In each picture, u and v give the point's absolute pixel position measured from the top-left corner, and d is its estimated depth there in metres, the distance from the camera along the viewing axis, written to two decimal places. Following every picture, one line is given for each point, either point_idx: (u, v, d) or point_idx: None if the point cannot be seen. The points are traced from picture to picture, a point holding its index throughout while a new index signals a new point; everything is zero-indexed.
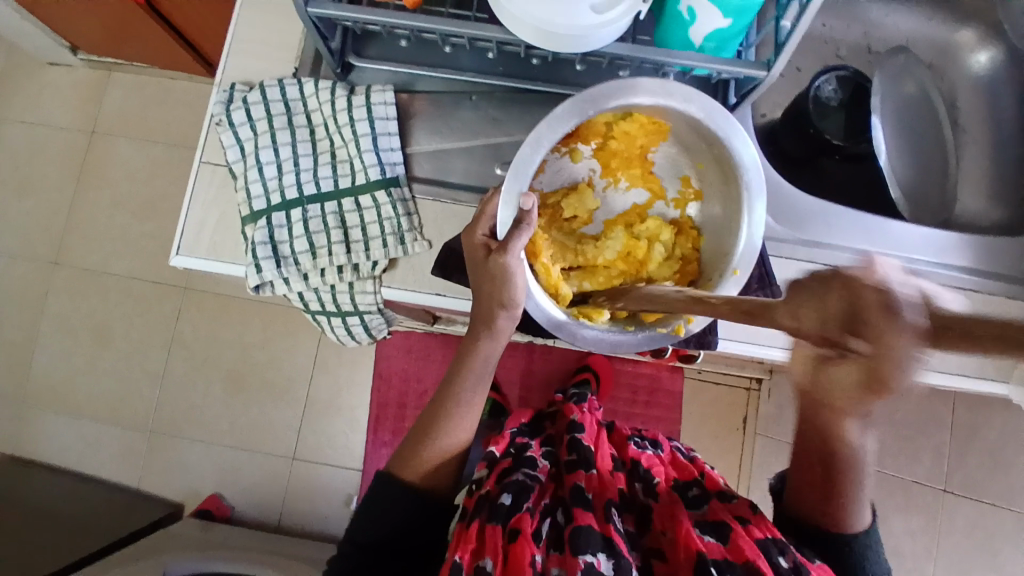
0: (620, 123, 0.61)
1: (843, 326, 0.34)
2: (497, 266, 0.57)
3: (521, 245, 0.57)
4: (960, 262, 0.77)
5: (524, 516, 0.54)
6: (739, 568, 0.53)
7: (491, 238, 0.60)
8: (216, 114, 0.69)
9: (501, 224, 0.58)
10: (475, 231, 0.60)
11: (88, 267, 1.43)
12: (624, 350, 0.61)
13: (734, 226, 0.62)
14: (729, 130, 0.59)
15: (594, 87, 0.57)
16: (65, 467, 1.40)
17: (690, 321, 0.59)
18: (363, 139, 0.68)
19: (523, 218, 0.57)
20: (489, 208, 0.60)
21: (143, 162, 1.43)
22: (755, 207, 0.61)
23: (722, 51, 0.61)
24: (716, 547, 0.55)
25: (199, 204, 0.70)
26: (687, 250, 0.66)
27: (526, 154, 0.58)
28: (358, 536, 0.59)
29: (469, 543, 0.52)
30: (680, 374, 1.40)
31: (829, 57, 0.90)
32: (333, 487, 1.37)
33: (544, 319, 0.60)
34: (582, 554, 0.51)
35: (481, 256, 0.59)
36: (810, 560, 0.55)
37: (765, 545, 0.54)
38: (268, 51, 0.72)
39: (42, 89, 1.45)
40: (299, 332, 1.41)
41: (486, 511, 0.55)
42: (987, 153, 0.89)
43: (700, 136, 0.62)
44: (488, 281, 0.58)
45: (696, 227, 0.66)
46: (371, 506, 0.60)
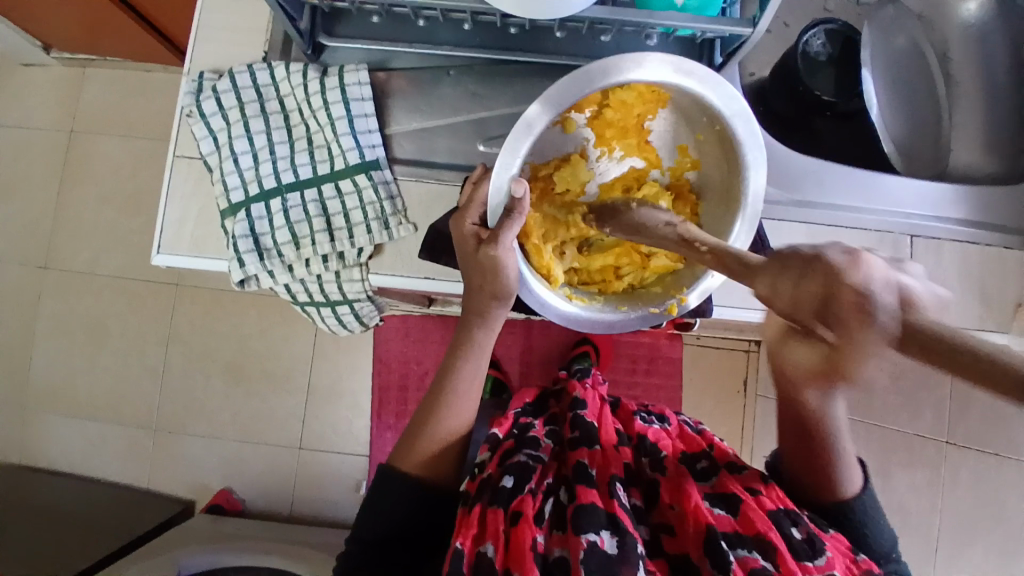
0: (617, 93, 0.57)
1: (811, 312, 0.39)
2: (488, 258, 0.56)
3: (512, 237, 0.56)
4: (955, 215, 0.76)
5: (525, 498, 0.54)
6: (749, 541, 0.54)
7: (482, 225, 0.58)
8: (186, 105, 0.67)
9: (491, 213, 0.56)
10: (465, 219, 0.58)
11: (77, 269, 1.41)
12: (620, 330, 0.61)
13: (733, 202, 0.60)
14: (733, 107, 0.56)
15: (596, 63, 0.53)
16: (72, 468, 1.40)
17: (683, 300, 0.59)
18: (339, 122, 0.66)
19: (513, 207, 0.55)
20: (478, 196, 0.58)
21: (123, 158, 1.40)
22: (755, 186, 0.58)
23: (707, 9, 0.59)
24: (725, 520, 0.56)
25: (176, 199, 0.68)
26: (687, 215, 0.64)
27: (516, 137, 0.54)
28: (363, 533, 0.59)
29: (471, 528, 0.52)
30: (680, 342, 1.39)
31: (817, 10, 0.87)
32: (340, 474, 1.37)
33: (537, 304, 0.59)
34: (584, 533, 0.51)
35: (471, 247, 0.58)
36: (823, 530, 0.57)
37: (776, 517, 0.55)
38: (236, 35, 0.69)
39: (14, 89, 1.41)
40: (295, 322, 1.40)
41: (487, 495, 0.55)
42: (981, 102, 0.87)
43: (702, 111, 0.59)
44: (480, 274, 0.58)
45: (694, 191, 0.65)
46: (373, 498, 0.60)
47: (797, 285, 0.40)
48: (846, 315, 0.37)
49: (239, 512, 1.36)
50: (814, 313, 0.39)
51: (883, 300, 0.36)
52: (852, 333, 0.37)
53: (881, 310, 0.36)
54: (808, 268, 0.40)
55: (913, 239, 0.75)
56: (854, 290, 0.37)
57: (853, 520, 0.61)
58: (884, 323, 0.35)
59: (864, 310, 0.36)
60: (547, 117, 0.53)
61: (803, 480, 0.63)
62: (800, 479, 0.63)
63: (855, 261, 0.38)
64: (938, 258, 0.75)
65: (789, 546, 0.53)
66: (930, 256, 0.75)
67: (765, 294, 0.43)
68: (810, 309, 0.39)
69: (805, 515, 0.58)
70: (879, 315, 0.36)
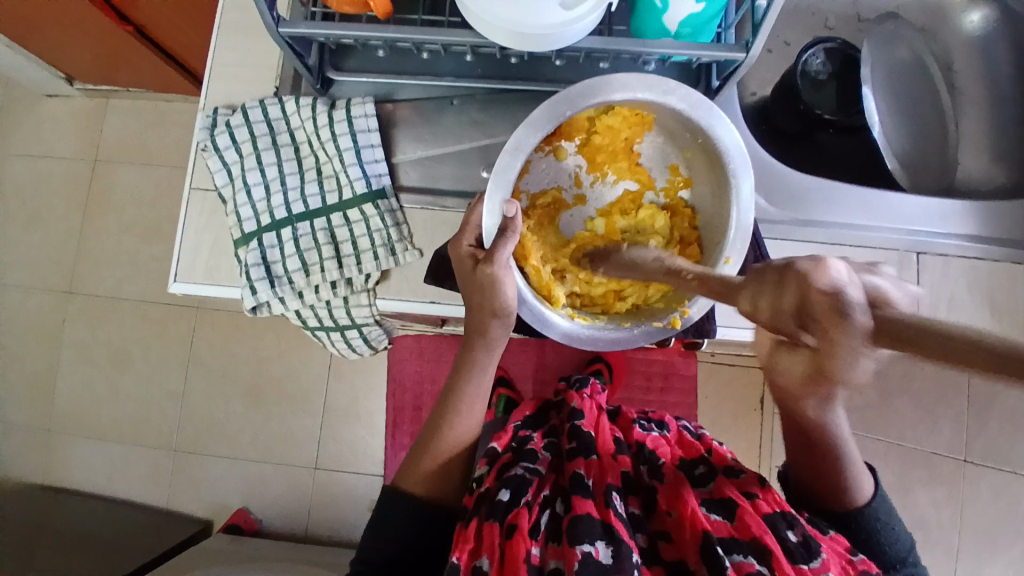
0: (603, 118, 0.61)
1: (790, 320, 0.34)
2: (485, 277, 0.57)
3: (507, 255, 0.57)
4: (962, 231, 0.75)
5: (521, 510, 0.54)
6: (745, 545, 0.54)
7: (478, 247, 0.60)
8: (201, 140, 0.70)
9: (488, 233, 0.58)
10: (461, 241, 0.60)
11: (101, 293, 1.45)
12: (625, 346, 0.62)
13: (725, 210, 0.61)
14: (713, 119, 0.58)
15: (576, 86, 0.57)
16: (97, 489, 1.43)
17: (685, 313, 0.60)
18: (347, 153, 0.68)
19: (507, 226, 0.57)
20: (474, 219, 0.61)
21: (145, 186, 1.45)
22: (744, 192, 0.59)
23: (699, 35, 0.60)
24: (722, 525, 0.56)
25: (192, 230, 0.71)
26: (686, 231, 0.65)
27: (506, 161, 0.58)
28: (371, 554, 0.60)
29: (467, 543, 0.54)
30: (694, 360, 1.38)
31: (818, 27, 0.88)
32: (356, 493, 1.38)
33: (535, 320, 0.60)
34: (579, 544, 0.51)
35: (469, 267, 0.59)
36: (822, 532, 0.57)
37: (773, 520, 0.55)
38: (247, 71, 0.72)
39: (41, 122, 1.47)
40: (311, 343, 1.43)
41: (484, 509, 0.56)
42: (987, 113, 0.87)
43: (685, 127, 0.61)
44: (477, 292, 0.58)
45: (690, 207, 0.66)
46: (380, 522, 0.61)
47: (769, 300, 0.35)
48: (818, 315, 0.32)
49: (256, 532, 1.38)
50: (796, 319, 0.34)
51: (855, 298, 0.31)
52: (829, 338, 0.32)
53: (857, 307, 0.31)
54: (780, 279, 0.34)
55: (920, 254, 0.74)
56: (822, 292, 0.32)
57: (867, 535, 0.60)
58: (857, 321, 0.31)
59: (840, 312, 0.31)
60: (535, 138, 0.57)
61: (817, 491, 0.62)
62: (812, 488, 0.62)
63: (820, 264, 0.33)
64: (946, 275, 0.74)
65: (784, 547, 0.53)
66: (939, 272, 0.74)
67: (748, 311, 0.37)
68: (786, 322, 0.34)
69: (803, 517, 0.57)
70: (857, 313, 0.31)
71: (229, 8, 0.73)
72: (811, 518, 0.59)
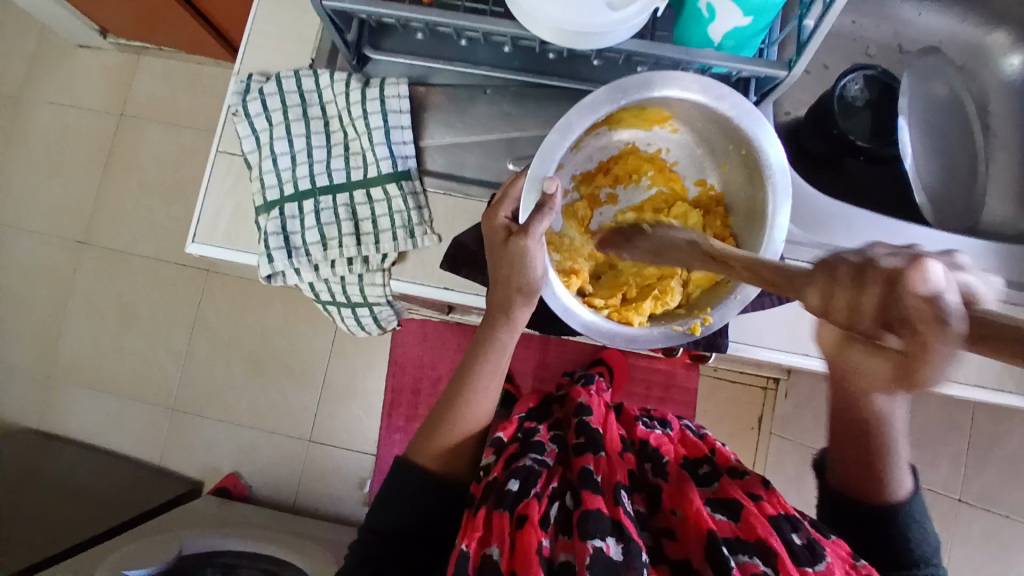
0: (630, 111, 0.63)
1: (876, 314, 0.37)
2: (517, 249, 0.58)
3: (541, 231, 0.58)
4: (982, 272, 0.74)
5: (532, 502, 0.54)
6: (750, 546, 0.54)
7: (513, 221, 0.61)
8: (233, 105, 0.70)
9: (524, 208, 0.58)
10: (498, 211, 0.61)
11: (114, 247, 1.46)
12: (642, 346, 0.60)
13: (760, 208, 0.62)
14: (758, 129, 0.59)
15: (633, 77, 0.58)
16: (93, 441, 1.44)
17: (706, 321, 0.60)
18: (376, 132, 0.68)
19: (545, 203, 0.57)
20: (514, 190, 0.61)
21: (169, 145, 1.46)
22: (780, 182, 0.60)
23: (742, 48, 0.59)
24: (727, 526, 0.56)
25: (216, 191, 0.71)
26: (718, 229, 0.66)
27: (553, 139, 0.59)
28: (379, 525, 0.60)
29: (477, 531, 0.53)
30: (696, 373, 1.37)
31: (857, 54, 0.88)
32: (347, 470, 1.39)
33: (559, 309, 0.59)
34: (590, 539, 0.51)
35: (501, 239, 0.60)
36: (824, 535, 0.57)
37: (777, 522, 0.56)
38: (286, 40, 0.72)
39: (71, 71, 1.48)
40: (317, 317, 1.43)
41: (493, 499, 0.56)
42: (1016, 157, 0.86)
43: (728, 136, 0.62)
44: (507, 265, 0.59)
45: (723, 206, 0.67)
46: (391, 493, 0.61)
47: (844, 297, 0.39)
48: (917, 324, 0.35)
49: (246, 498, 1.39)
50: (876, 319, 0.37)
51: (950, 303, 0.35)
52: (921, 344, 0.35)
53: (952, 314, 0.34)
54: (858, 275, 0.39)
55: None
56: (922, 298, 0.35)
57: (902, 535, 0.60)
58: (953, 324, 0.34)
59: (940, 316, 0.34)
60: (585, 122, 0.58)
61: (851, 479, 0.63)
62: (843, 475, 0.63)
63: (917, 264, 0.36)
64: None
65: (789, 550, 0.53)
66: None
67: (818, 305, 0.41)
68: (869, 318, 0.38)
69: (806, 521, 0.58)
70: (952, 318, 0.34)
71: None
72: (813, 522, 0.60)
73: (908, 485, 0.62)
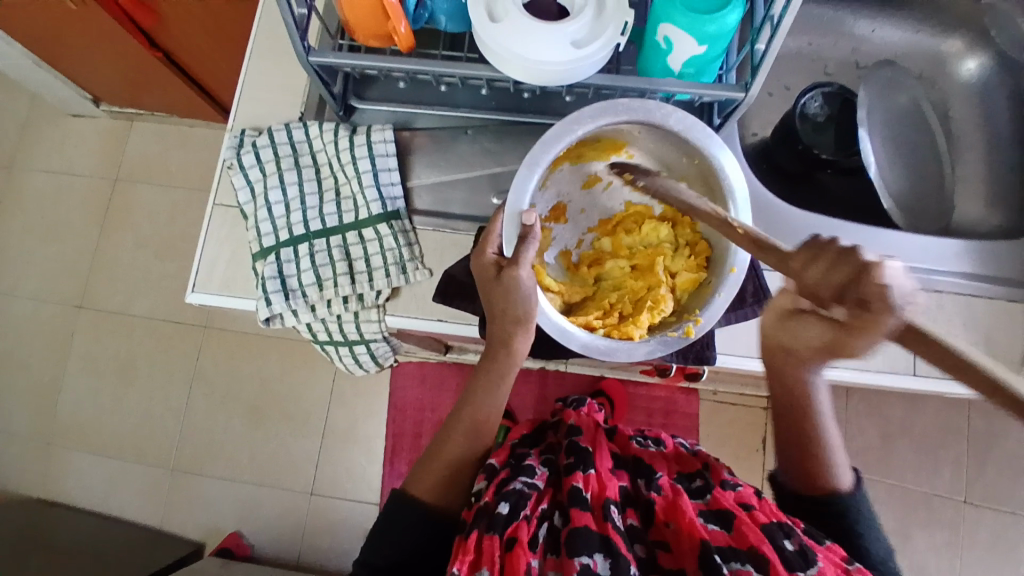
0: (588, 145, 0.68)
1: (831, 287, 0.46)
2: (511, 280, 0.60)
3: (530, 258, 0.61)
4: (957, 269, 0.77)
5: (521, 524, 0.54)
6: (743, 554, 0.54)
7: (501, 256, 0.64)
8: (228, 158, 0.74)
9: (507, 241, 0.62)
10: (485, 249, 0.63)
11: (111, 309, 1.48)
12: (649, 356, 0.62)
13: (726, 210, 0.65)
14: (708, 139, 0.63)
15: (585, 109, 0.62)
16: (91, 505, 1.42)
17: (698, 322, 0.63)
18: (365, 175, 0.71)
19: (527, 234, 0.61)
20: (495, 229, 0.64)
21: (163, 206, 1.50)
22: (737, 181, 0.63)
23: (702, 74, 0.63)
24: (720, 535, 0.56)
25: (213, 241, 0.74)
26: (690, 237, 0.69)
27: (523, 175, 0.62)
28: (373, 558, 0.60)
29: (468, 554, 0.53)
30: (696, 397, 1.38)
31: (817, 73, 0.93)
32: (351, 520, 1.37)
33: (554, 329, 0.61)
34: (578, 556, 0.52)
35: (493, 275, 0.62)
36: (818, 543, 0.56)
37: (770, 530, 0.55)
38: (276, 95, 0.76)
39: (67, 142, 1.53)
40: (315, 364, 1.45)
41: (484, 522, 0.55)
42: (982, 158, 0.91)
43: (681, 149, 0.66)
44: (501, 298, 0.61)
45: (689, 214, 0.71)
46: (386, 526, 0.61)
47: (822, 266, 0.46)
48: (870, 297, 0.43)
49: (248, 556, 1.36)
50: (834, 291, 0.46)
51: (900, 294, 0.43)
52: (872, 317, 0.44)
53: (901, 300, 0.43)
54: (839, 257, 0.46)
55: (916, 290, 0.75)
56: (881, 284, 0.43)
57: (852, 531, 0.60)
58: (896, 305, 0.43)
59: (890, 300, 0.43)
60: (548, 155, 0.61)
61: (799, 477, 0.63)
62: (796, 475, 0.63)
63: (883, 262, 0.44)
64: (941, 312, 0.75)
65: (782, 557, 0.53)
66: (933, 309, 0.75)
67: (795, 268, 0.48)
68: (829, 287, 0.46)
69: (801, 529, 0.58)
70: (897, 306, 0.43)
71: (262, 36, 0.78)
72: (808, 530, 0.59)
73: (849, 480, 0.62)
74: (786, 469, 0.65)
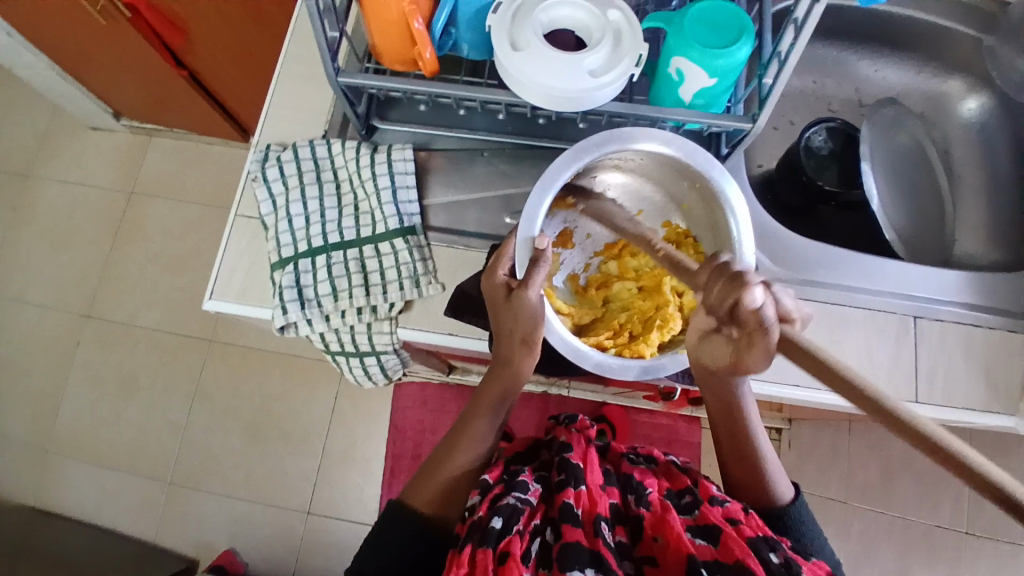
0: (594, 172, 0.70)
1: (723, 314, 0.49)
2: (521, 301, 0.62)
3: (541, 280, 0.62)
4: (957, 299, 0.79)
5: (514, 538, 0.55)
6: (729, 566, 0.55)
7: (511, 277, 0.65)
8: (252, 171, 0.76)
9: (519, 264, 0.63)
10: (496, 271, 0.65)
11: (118, 320, 1.50)
12: (659, 373, 0.62)
13: (725, 233, 0.67)
14: (710, 166, 0.65)
15: (592, 137, 0.64)
16: (85, 517, 1.41)
17: None
18: (384, 192, 0.74)
19: (538, 257, 0.62)
20: (508, 251, 0.65)
21: (176, 221, 1.53)
22: (734, 203, 0.65)
23: (713, 105, 0.66)
24: (706, 549, 0.57)
25: (232, 251, 0.76)
26: (692, 257, 0.72)
27: (534, 203, 0.63)
28: (367, 569, 0.60)
29: (461, 567, 0.54)
30: (698, 425, 1.37)
31: (821, 110, 0.97)
32: (346, 542, 1.36)
33: (568, 349, 0.61)
34: (570, 571, 0.53)
35: (503, 296, 0.64)
36: (803, 557, 0.57)
37: (755, 543, 0.56)
38: (300, 113, 0.80)
39: (86, 156, 1.57)
40: (318, 382, 1.46)
41: (478, 537, 0.56)
42: (982, 193, 0.94)
43: (682, 174, 0.68)
44: (513, 316, 0.63)
45: (692, 237, 0.73)
46: (381, 540, 0.61)
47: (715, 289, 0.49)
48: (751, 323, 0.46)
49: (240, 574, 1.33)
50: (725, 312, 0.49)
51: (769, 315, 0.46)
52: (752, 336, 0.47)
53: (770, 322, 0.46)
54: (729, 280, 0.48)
55: (917, 319, 0.77)
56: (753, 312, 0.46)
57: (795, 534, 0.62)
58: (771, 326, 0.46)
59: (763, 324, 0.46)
60: (560, 178, 0.63)
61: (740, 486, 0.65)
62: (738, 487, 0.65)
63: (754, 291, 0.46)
64: (943, 341, 0.76)
65: (766, 569, 0.54)
66: (935, 338, 0.76)
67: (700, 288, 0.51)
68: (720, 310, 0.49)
69: (785, 543, 0.58)
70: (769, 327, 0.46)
71: (290, 59, 0.81)
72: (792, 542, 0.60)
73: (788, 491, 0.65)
74: (730, 480, 0.67)
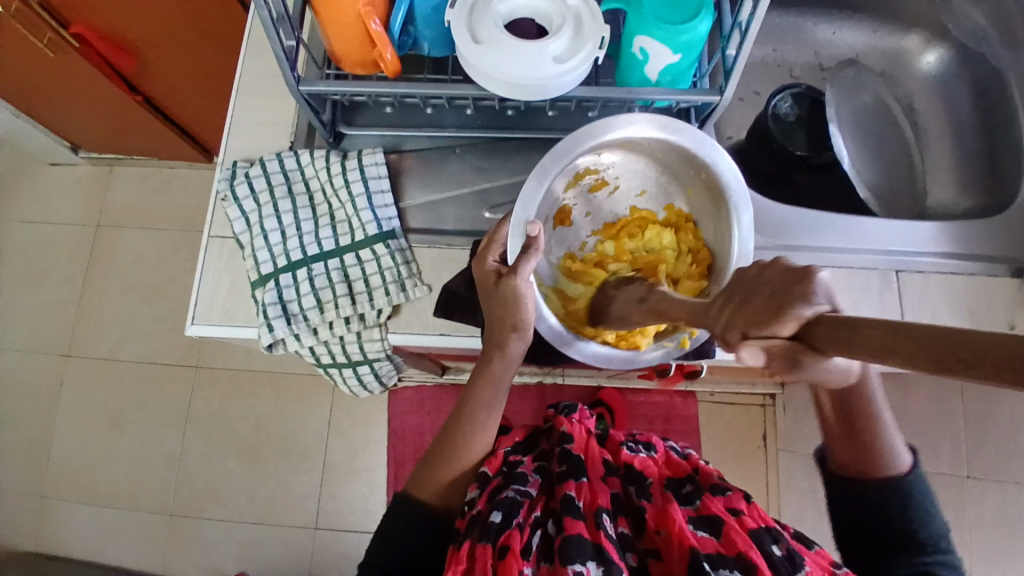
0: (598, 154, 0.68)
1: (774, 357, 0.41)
2: (508, 289, 0.61)
3: (529, 269, 0.61)
4: (935, 250, 0.80)
5: (514, 532, 0.55)
6: (730, 561, 0.54)
7: (501, 264, 0.65)
8: (221, 190, 0.75)
9: (512, 251, 0.63)
10: (486, 258, 0.65)
11: (99, 355, 1.47)
12: (642, 364, 0.65)
13: (728, 224, 0.67)
14: (714, 154, 0.65)
15: (597, 124, 0.64)
16: (88, 558, 1.39)
17: (693, 334, 0.63)
18: (359, 199, 0.73)
19: (530, 244, 0.61)
20: (499, 236, 0.65)
21: (149, 249, 1.50)
22: (739, 198, 0.66)
23: (678, 81, 0.66)
24: (709, 541, 0.57)
25: (210, 272, 0.75)
26: (691, 243, 0.71)
27: (530, 188, 0.64)
28: (375, 560, 0.60)
29: (460, 564, 0.54)
30: (694, 400, 1.40)
31: (784, 77, 0.98)
32: (357, 553, 1.35)
33: (553, 338, 0.64)
34: (571, 564, 0.52)
35: (493, 282, 0.64)
36: (806, 548, 0.58)
37: (757, 536, 0.56)
38: (263, 128, 0.78)
39: (48, 191, 1.53)
40: (311, 396, 1.44)
41: (477, 530, 0.56)
42: (948, 144, 0.96)
43: (689, 163, 0.68)
44: (500, 306, 0.62)
45: (691, 221, 0.72)
46: (388, 529, 0.62)
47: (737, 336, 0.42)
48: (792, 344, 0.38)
49: None
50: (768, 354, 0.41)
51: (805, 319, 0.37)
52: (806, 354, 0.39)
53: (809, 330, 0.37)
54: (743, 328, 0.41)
55: (898, 273, 0.78)
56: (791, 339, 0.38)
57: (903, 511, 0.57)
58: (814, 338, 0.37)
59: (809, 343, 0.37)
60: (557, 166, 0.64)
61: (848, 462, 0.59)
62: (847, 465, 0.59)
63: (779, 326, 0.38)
64: (926, 292, 0.77)
65: (769, 562, 0.54)
66: (918, 289, 0.77)
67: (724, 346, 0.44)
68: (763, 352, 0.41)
69: (786, 534, 0.59)
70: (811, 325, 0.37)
71: (248, 73, 0.80)
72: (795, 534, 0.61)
73: (905, 458, 0.59)
74: (833, 452, 0.60)
